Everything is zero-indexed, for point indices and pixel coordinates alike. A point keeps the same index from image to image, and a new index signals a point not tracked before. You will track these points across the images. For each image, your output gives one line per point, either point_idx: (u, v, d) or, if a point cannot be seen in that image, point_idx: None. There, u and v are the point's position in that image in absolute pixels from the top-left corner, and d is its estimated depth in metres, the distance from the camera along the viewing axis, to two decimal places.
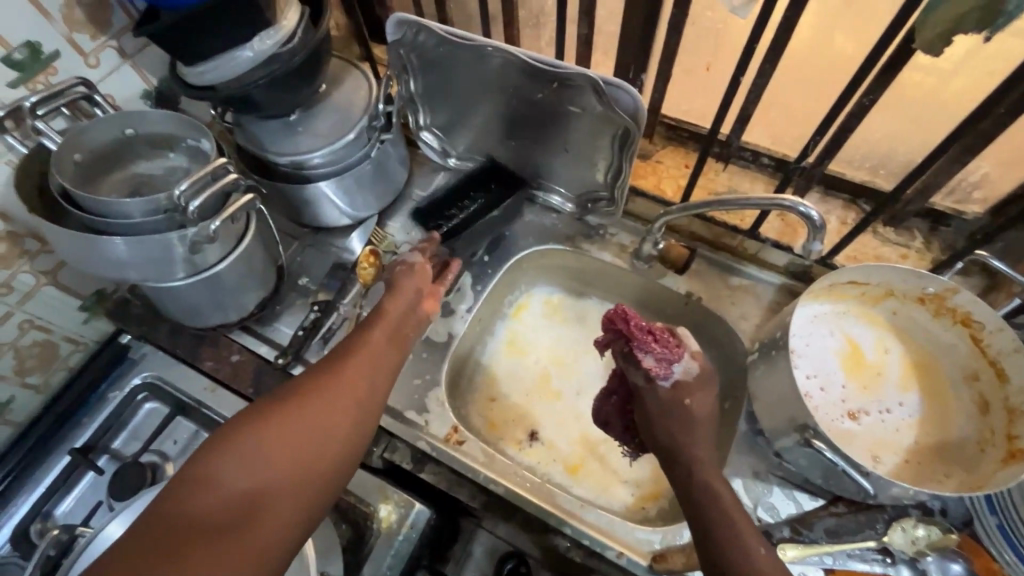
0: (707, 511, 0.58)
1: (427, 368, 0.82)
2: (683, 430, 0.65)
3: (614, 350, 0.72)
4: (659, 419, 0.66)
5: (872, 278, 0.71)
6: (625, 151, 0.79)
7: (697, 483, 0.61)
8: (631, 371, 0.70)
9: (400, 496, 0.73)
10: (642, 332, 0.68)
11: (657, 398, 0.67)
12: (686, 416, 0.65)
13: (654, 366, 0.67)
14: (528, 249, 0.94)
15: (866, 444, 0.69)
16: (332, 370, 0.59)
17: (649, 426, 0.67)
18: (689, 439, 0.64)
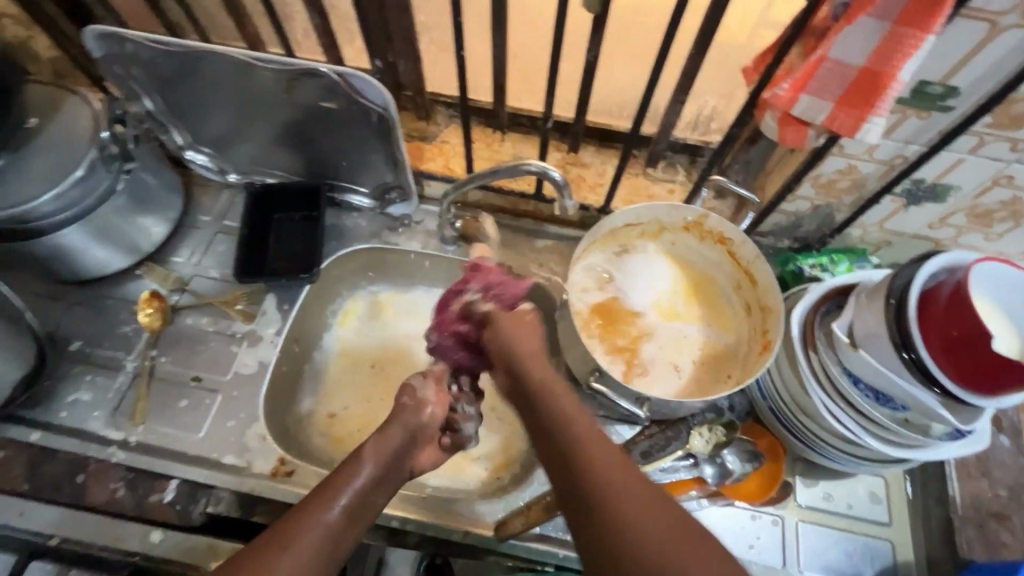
0: (567, 446, 0.51)
1: (242, 406, 0.76)
2: (526, 336, 0.66)
3: (467, 299, 0.70)
4: (507, 332, 0.66)
5: (643, 218, 0.79)
6: (390, 140, 0.76)
7: (559, 425, 0.54)
8: (466, 298, 0.70)
9: (230, 548, 0.67)
10: (508, 281, 0.70)
11: (506, 319, 0.67)
12: (523, 319, 0.68)
13: (478, 297, 0.69)
14: (333, 254, 0.89)
15: (664, 364, 0.76)
16: (320, 494, 0.52)
17: (505, 352, 0.65)
18: (526, 363, 0.63)
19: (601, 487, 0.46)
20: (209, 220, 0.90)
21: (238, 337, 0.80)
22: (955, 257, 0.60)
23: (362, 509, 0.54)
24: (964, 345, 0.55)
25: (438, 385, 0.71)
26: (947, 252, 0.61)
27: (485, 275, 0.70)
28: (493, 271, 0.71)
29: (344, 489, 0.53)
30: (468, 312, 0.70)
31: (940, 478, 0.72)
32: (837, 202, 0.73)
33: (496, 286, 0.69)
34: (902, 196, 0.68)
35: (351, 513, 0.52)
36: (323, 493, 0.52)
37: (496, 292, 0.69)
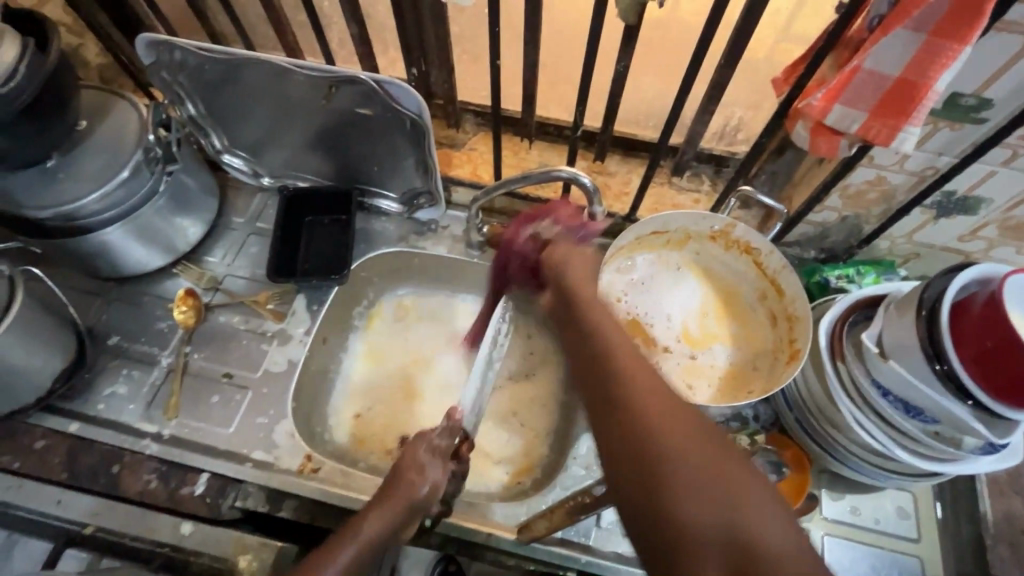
0: (598, 347, 0.49)
1: (271, 403, 0.77)
2: (584, 266, 0.62)
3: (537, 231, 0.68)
4: (572, 258, 0.62)
5: (669, 227, 0.79)
6: (422, 146, 0.78)
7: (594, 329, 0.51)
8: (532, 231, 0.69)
9: (258, 543, 0.68)
10: (587, 220, 0.68)
11: (566, 242, 0.65)
12: (582, 251, 0.63)
13: (545, 229, 0.68)
14: (362, 257, 0.91)
15: (686, 374, 0.76)
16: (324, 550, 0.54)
17: (558, 270, 0.62)
18: (574, 284, 0.59)
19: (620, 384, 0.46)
20: (242, 222, 0.93)
21: (268, 336, 0.82)
22: (988, 269, 0.60)
23: (363, 565, 0.55)
24: (1002, 357, 0.54)
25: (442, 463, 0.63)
26: (980, 264, 0.60)
27: (560, 210, 0.69)
28: (564, 207, 0.70)
29: (348, 544, 0.55)
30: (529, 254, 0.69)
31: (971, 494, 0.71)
32: (865, 214, 0.73)
33: (568, 216, 0.69)
34: (932, 208, 0.68)
35: (356, 562, 0.55)
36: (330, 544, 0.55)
37: (569, 224, 0.68)
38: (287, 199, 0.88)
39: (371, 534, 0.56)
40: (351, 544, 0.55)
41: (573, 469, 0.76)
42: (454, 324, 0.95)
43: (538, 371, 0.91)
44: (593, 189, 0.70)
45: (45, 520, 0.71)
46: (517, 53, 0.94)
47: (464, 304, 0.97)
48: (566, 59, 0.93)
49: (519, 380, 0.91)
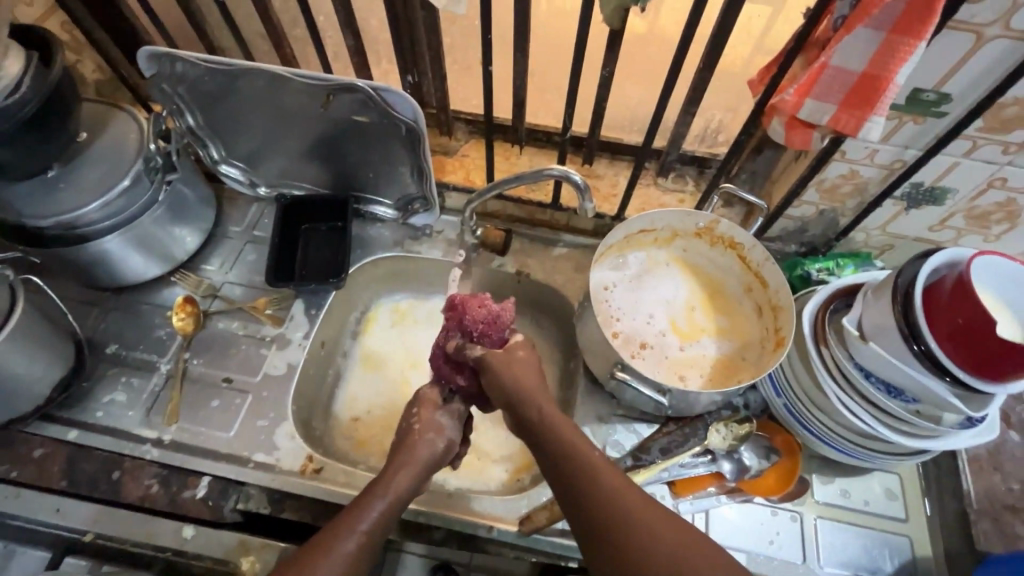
0: (578, 476, 0.54)
1: (271, 406, 0.78)
2: (527, 377, 0.63)
3: (460, 348, 0.69)
4: (501, 371, 0.63)
5: (656, 225, 0.83)
6: (417, 152, 0.81)
7: (566, 454, 0.56)
8: (454, 342, 0.69)
9: (260, 544, 0.69)
10: (490, 316, 0.68)
11: (496, 357, 0.64)
12: (515, 357, 0.65)
13: (464, 339, 0.69)
14: (358, 262, 0.92)
15: (678, 366, 0.78)
16: (359, 502, 0.58)
17: (497, 389, 0.63)
18: (521, 395, 0.61)
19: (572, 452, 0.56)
20: (239, 230, 0.94)
21: (267, 340, 0.83)
22: (955, 254, 0.63)
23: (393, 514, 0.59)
24: (971, 336, 0.57)
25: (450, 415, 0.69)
26: (947, 250, 0.64)
27: (465, 314, 0.69)
28: (475, 310, 0.68)
29: (382, 495, 0.59)
30: (459, 361, 0.70)
31: (953, 473, 0.74)
32: (841, 207, 0.77)
33: (482, 324, 0.68)
34: (902, 199, 0.72)
35: (388, 513, 0.58)
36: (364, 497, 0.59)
37: (485, 331, 0.68)
38: (283, 207, 0.90)
39: (398, 489, 0.60)
40: (383, 497, 0.58)
41: None
42: None
43: None
44: (584, 186, 0.72)
45: (43, 528, 0.70)
46: (506, 64, 0.98)
47: None
48: (553, 68, 0.97)
49: None
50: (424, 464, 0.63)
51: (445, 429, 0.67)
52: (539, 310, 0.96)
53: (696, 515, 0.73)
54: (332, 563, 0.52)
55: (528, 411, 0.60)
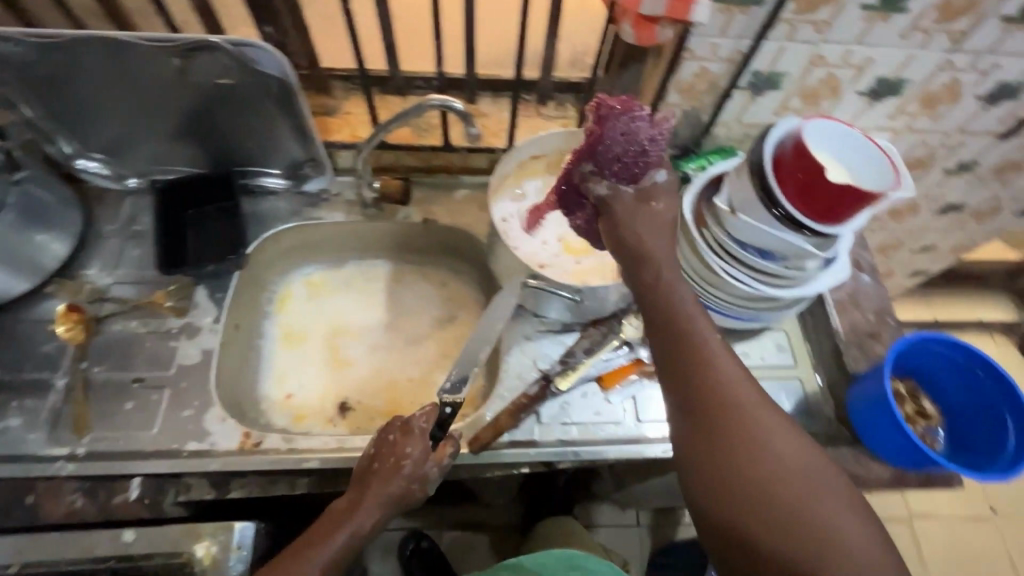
0: (718, 411, 0.52)
1: (193, 394, 0.75)
2: (651, 233, 0.60)
3: (591, 179, 0.63)
4: (634, 217, 0.60)
5: (544, 149, 0.88)
6: (294, 109, 0.78)
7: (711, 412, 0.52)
8: (585, 175, 0.64)
9: (213, 526, 0.67)
10: (639, 155, 0.61)
11: (626, 197, 0.61)
12: (650, 213, 0.61)
13: (595, 171, 0.63)
14: (256, 239, 0.88)
15: (577, 275, 0.85)
16: (333, 519, 0.63)
17: (613, 233, 0.61)
18: (653, 258, 0.59)
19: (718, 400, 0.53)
20: (116, 227, 0.86)
21: (174, 332, 0.79)
22: (785, 123, 0.72)
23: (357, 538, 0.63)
24: (812, 190, 0.67)
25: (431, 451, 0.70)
26: (778, 122, 0.72)
27: (608, 143, 0.62)
28: (619, 146, 0.61)
29: (348, 524, 0.63)
30: (585, 192, 0.65)
31: (824, 317, 0.87)
32: (701, 105, 0.85)
33: (623, 159, 0.61)
34: (749, 88, 0.81)
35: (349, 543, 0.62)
36: (335, 515, 0.64)
37: (621, 166, 0.62)
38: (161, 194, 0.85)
39: (364, 516, 0.63)
40: (345, 528, 0.62)
41: (506, 381, 0.81)
42: (369, 291, 0.98)
43: (458, 314, 0.98)
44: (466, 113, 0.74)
45: None
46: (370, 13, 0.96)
47: (374, 269, 1.00)
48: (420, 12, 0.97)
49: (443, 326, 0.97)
50: (387, 496, 0.65)
51: (416, 460, 0.68)
52: (454, 255, 0.99)
53: (626, 402, 0.81)
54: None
55: (649, 273, 0.58)
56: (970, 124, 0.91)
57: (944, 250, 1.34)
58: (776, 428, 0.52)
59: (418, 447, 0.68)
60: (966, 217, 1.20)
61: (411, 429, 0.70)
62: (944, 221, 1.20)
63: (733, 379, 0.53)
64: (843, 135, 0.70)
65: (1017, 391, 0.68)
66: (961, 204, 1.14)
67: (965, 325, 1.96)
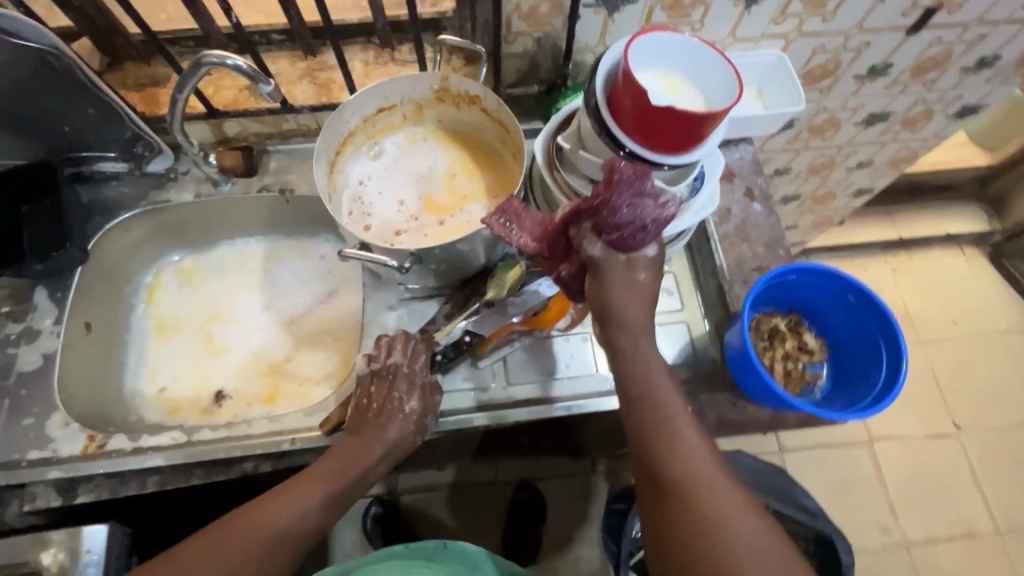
0: (688, 488, 0.51)
1: (33, 401, 0.72)
2: (634, 302, 0.55)
3: (585, 235, 0.56)
4: (618, 285, 0.55)
5: (392, 100, 0.79)
6: (88, 84, 0.72)
7: (684, 489, 0.51)
8: (579, 230, 0.56)
9: (60, 534, 0.65)
10: (643, 226, 0.53)
11: (618, 267, 0.55)
12: (638, 285, 0.55)
13: (589, 231, 0.56)
14: (100, 230, 0.82)
15: (438, 235, 0.77)
16: (344, 449, 0.64)
17: (595, 296, 0.56)
18: (624, 336, 0.56)
19: (692, 474, 0.51)
20: None
21: (12, 338, 0.76)
22: (610, 55, 0.63)
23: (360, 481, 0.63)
24: (654, 125, 0.59)
25: (420, 395, 0.68)
26: (604, 55, 0.63)
27: (613, 201, 0.53)
28: (623, 212, 0.53)
29: (353, 463, 0.63)
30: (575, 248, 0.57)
31: (709, 255, 0.80)
32: (552, 31, 0.76)
33: (626, 226, 0.54)
34: (600, 5, 0.71)
35: (346, 489, 0.62)
36: (344, 451, 0.64)
37: (619, 236, 0.54)
38: None
39: (365, 460, 0.63)
40: (349, 469, 0.62)
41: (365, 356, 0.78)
42: (245, 272, 0.93)
43: (339, 286, 0.92)
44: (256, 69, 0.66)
45: None
46: None
47: (249, 248, 0.94)
48: None
49: (321, 301, 0.91)
50: (386, 446, 0.65)
51: (414, 405, 0.67)
52: (326, 224, 0.93)
53: (495, 364, 0.77)
54: (286, 511, 0.57)
55: (625, 345, 0.56)
56: (870, 20, 0.80)
57: (882, 165, 1.24)
58: (743, 514, 0.50)
59: (418, 397, 0.68)
60: (898, 126, 1.09)
61: (409, 370, 0.68)
62: (872, 132, 1.10)
63: (705, 461, 0.52)
64: (676, 55, 0.63)
65: (889, 315, 0.64)
66: (886, 112, 1.04)
67: (932, 239, 1.86)
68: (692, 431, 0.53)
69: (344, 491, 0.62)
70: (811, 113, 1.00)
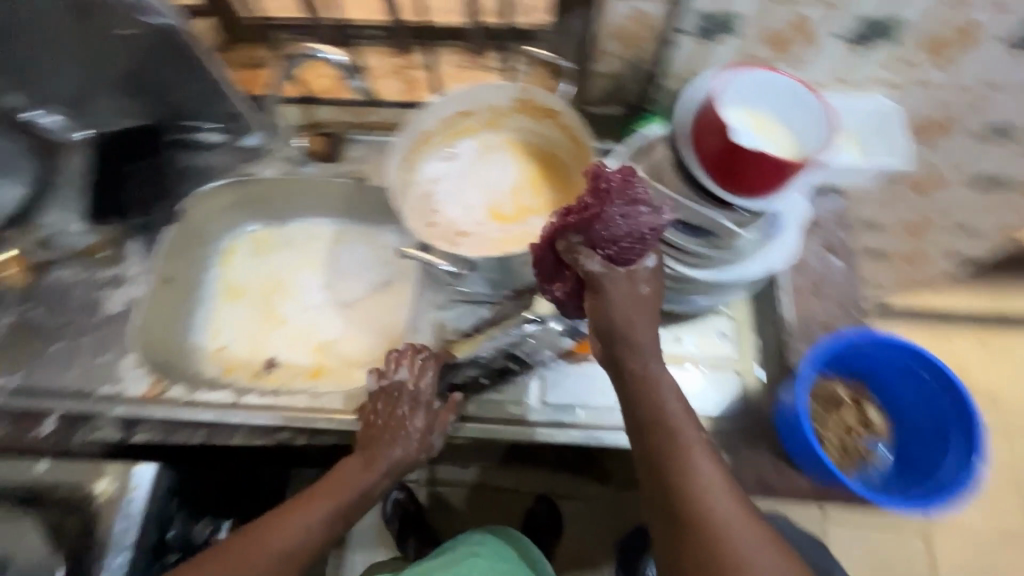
0: (707, 529, 0.44)
1: (113, 341, 0.80)
2: (642, 320, 0.51)
3: (580, 249, 0.53)
4: (622, 300, 0.51)
5: (473, 105, 0.80)
6: (198, 64, 0.78)
7: (700, 525, 0.44)
8: (574, 245, 0.53)
9: (115, 466, 0.71)
10: (640, 234, 0.51)
11: (620, 280, 0.51)
12: (642, 303, 0.51)
13: (584, 243, 0.53)
14: (192, 193, 0.89)
15: (495, 243, 0.78)
16: (349, 469, 0.65)
17: (600, 315, 0.51)
18: (633, 354, 0.51)
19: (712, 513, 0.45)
20: (67, 176, 0.89)
21: (103, 282, 0.84)
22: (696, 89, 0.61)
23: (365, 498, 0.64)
24: (737, 165, 0.56)
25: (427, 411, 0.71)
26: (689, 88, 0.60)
27: (606, 210, 0.52)
28: (618, 221, 0.51)
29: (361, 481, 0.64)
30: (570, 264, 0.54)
31: (774, 306, 0.76)
32: (643, 54, 0.74)
33: (623, 237, 0.51)
34: (697, 35, 0.69)
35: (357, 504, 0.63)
36: (351, 468, 0.65)
37: (617, 248, 0.52)
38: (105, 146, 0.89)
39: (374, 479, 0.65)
40: (356, 487, 0.63)
41: None
42: (312, 250, 0.98)
43: (394, 278, 0.95)
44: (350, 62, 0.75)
45: None
46: None
47: (318, 228, 0.99)
48: None
49: (375, 288, 0.95)
50: (394, 461, 0.67)
51: (420, 423, 0.69)
52: (391, 216, 0.97)
53: (532, 382, 0.77)
54: (301, 525, 0.58)
55: (633, 365, 0.50)
56: (1001, 78, 0.72)
57: (990, 233, 1.12)
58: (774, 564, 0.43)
59: (423, 416, 0.70)
60: (1019, 197, 0.98)
61: (419, 393, 0.71)
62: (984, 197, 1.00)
63: (718, 493, 0.46)
64: (767, 94, 0.60)
65: (968, 403, 0.60)
66: (1005, 178, 0.94)
67: None
68: (707, 458, 0.47)
69: (353, 507, 0.63)
70: (915, 169, 0.92)
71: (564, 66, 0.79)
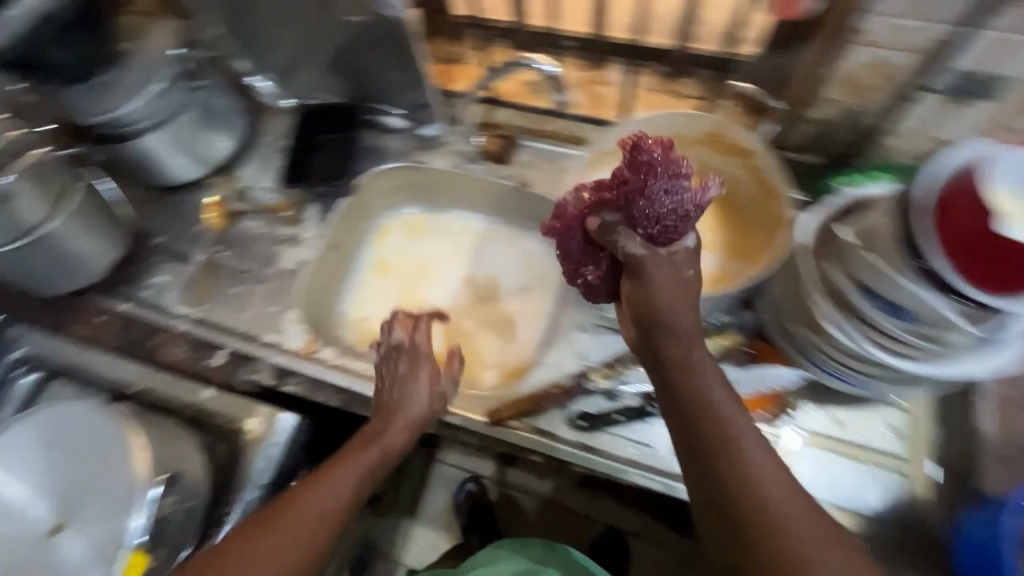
0: (759, 517, 0.46)
1: (281, 294, 0.88)
2: (686, 305, 0.50)
3: (618, 228, 0.53)
4: (668, 284, 0.50)
5: (658, 130, 0.77)
6: (407, 55, 0.82)
7: (754, 508, 0.46)
8: (608, 223, 0.53)
9: (266, 410, 0.78)
10: (684, 208, 0.50)
11: (662, 262, 0.51)
12: (688, 284, 0.51)
13: (623, 222, 0.52)
14: (368, 170, 0.95)
15: None
16: (361, 437, 0.66)
17: (644, 305, 0.51)
18: (677, 346, 0.50)
19: (766, 503, 0.46)
20: (270, 138, 1.00)
21: (282, 238, 0.92)
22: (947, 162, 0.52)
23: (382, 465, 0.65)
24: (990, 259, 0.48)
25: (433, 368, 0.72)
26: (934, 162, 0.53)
27: (648, 185, 0.51)
28: (661, 196, 0.50)
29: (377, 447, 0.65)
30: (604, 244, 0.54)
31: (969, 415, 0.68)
32: (869, 105, 0.68)
33: (666, 215, 0.50)
34: (947, 94, 0.61)
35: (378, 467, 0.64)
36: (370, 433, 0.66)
37: (661, 227, 0.51)
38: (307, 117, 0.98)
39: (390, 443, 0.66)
40: (373, 448, 0.64)
41: (544, 364, 0.79)
42: (459, 243, 1.00)
43: (533, 286, 0.95)
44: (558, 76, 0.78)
45: None
46: None
47: (469, 222, 1.01)
48: None
49: (513, 292, 0.95)
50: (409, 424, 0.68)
51: (428, 386, 0.71)
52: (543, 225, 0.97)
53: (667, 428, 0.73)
54: (324, 495, 0.59)
55: (674, 353, 0.50)
56: None
57: None
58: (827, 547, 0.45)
59: (427, 381, 0.71)
60: None
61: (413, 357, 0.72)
62: None
63: (773, 484, 0.47)
64: None
65: None
66: None
67: None
68: (757, 445, 0.48)
69: (372, 476, 0.64)
70: None
71: (772, 106, 0.74)
